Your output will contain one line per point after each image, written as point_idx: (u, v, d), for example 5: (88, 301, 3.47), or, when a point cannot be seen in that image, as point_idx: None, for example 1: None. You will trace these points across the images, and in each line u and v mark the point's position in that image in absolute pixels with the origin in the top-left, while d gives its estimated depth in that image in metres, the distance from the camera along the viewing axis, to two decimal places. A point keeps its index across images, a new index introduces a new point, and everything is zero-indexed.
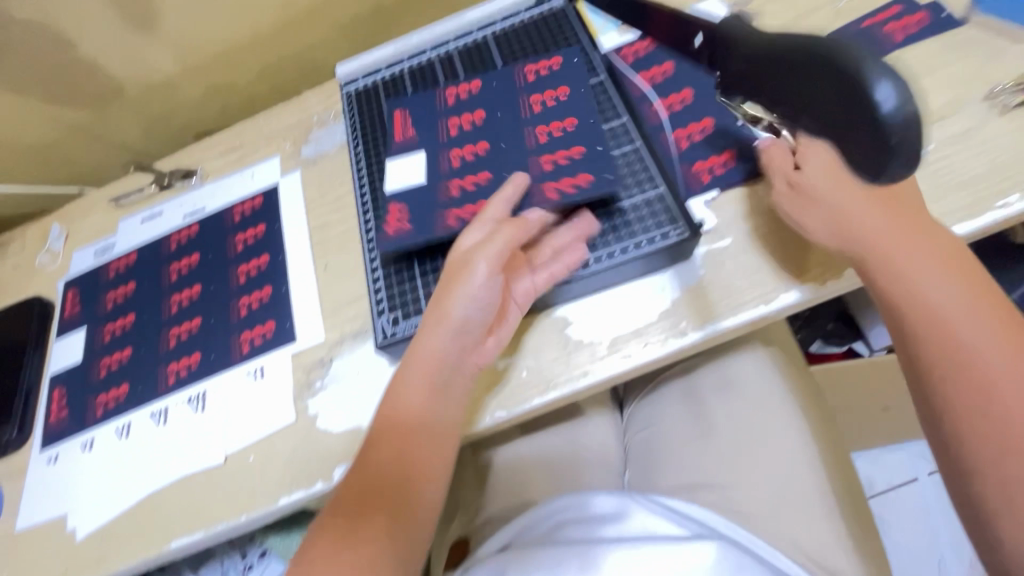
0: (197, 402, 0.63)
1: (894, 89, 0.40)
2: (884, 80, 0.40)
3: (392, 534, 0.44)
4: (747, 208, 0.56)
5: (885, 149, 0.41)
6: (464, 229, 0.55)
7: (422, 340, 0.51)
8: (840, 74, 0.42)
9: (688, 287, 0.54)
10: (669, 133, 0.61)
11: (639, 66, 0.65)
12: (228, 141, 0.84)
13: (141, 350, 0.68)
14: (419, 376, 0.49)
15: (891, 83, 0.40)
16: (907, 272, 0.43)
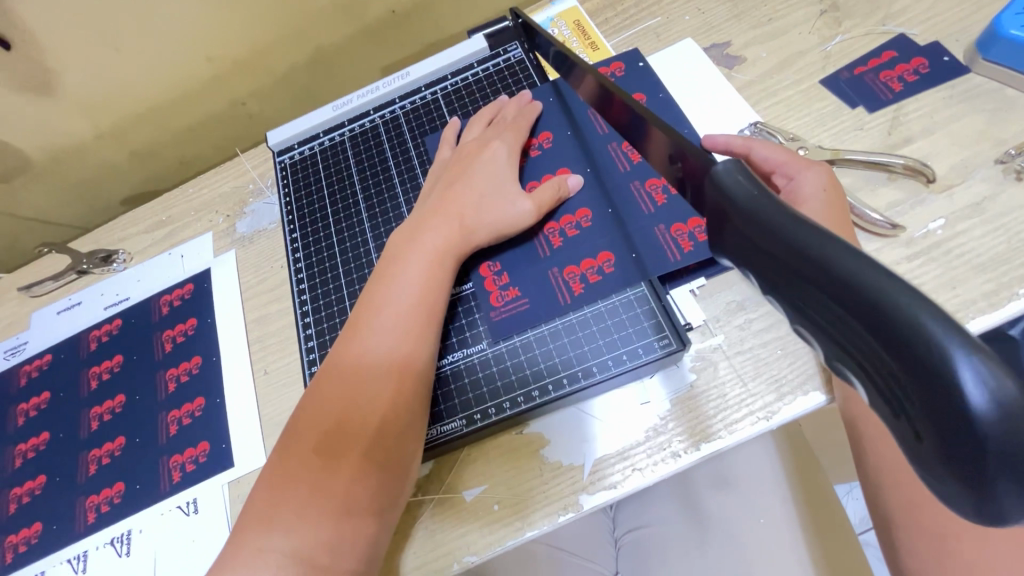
0: (121, 544, 0.54)
1: (985, 363, 0.16)
2: (963, 356, 0.16)
3: (315, 550, 0.39)
4: (739, 298, 0.49)
5: (983, 493, 0.17)
6: (483, 307, 0.52)
7: (363, 333, 0.46)
8: (882, 329, 0.18)
9: (678, 397, 0.47)
10: (641, 184, 0.52)
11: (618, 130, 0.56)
12: (154, 214, 0.74)
13: (57, 479, 0.59)
14: (352, 367, 0.45)
15: (966, 345, 0.17)
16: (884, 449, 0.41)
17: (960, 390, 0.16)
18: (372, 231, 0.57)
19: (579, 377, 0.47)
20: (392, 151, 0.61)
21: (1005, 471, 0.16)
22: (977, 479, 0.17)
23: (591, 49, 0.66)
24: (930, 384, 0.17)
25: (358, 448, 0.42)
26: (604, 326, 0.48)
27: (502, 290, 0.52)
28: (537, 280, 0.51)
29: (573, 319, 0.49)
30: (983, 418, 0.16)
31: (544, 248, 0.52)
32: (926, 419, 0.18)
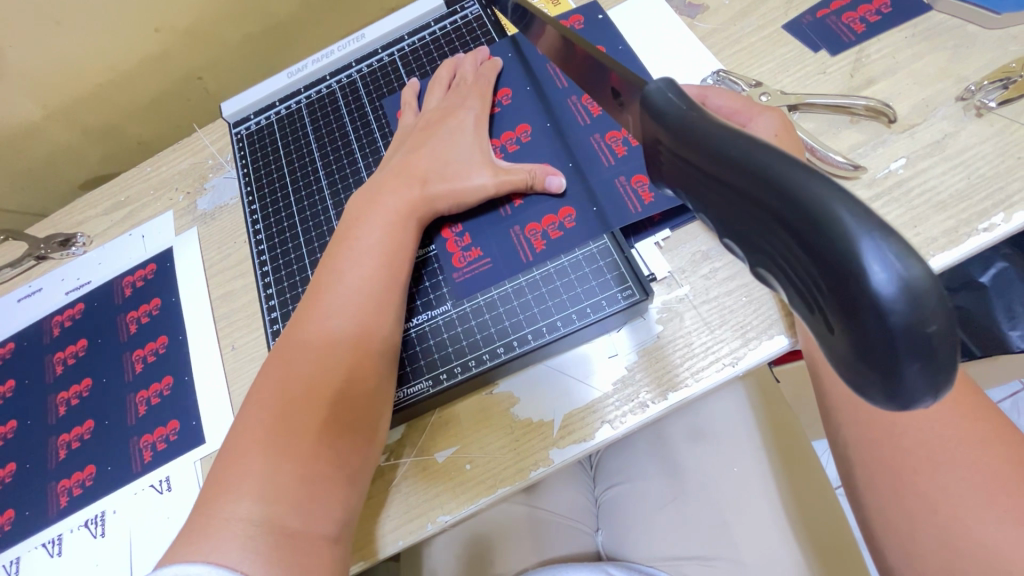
0: (96, 526, 0.54)
1: (895, 249, 0.16)
2: (872, 244, 0.16)
3: (287, 516, 0.38)
4: (704, 248, 0.49)
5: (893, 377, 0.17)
6: (447, 269, 0.51)
7: (323, 301, 0.45)
8: (801, 225, 0.18)
9: (645, 349, 0.47)
10: (602, 135, 0.52)
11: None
12: (112, 195, 0.72)
13: (27, 465, 0.58)
14: (313, 335, 0.44)
15: (876, 232, 0.16)
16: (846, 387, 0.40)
17: (868, 280, 0.16)
18: (332, 198, 0.56)
19: (542, 333, 0.47)
20: (350, 116, 0.60)
21: (917, 357, 0.16)
22: (889, 368, 0.17)
23: (552, 4, 0.64)
24: (842, 276, 0.17)
25: (321, 413, 0.41)
26: (566, 282, 0.48)
27: (465, 251, 0.51)
28: (499, 239, 0.50)
29: (535, 276, 0.49)
30: (890, 303, 0.16)
31: (509, 207, 0.51)
32: (841, 313, 0.17)
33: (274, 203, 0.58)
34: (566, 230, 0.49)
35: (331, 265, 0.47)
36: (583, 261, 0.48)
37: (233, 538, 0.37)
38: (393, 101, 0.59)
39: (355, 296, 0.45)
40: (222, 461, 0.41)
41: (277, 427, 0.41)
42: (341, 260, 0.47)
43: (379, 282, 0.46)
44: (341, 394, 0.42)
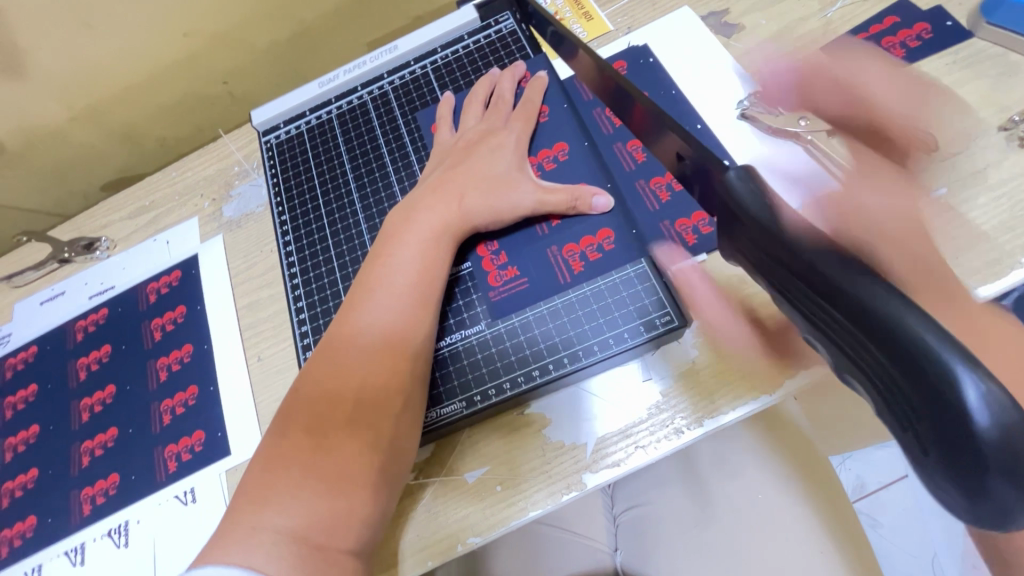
0: (119, 535, 0.54)
1: (982, 374, 0.19)
2: (966, 372, 0.19)
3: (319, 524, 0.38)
4: (740, 272, 0.49)
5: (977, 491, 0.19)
6: (481, 287, 0.51)
7: (357, 312, 0.45)
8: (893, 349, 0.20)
9: (680, 374, 0.47)
10: (645, 181, 0.53)
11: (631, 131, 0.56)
12: (137, 199, 0.72)
13: (50, 472, 0.58)
14: (347, 348, 0.44)
15: (965, 363, 0.19)
16: None
17: (966, 403, 0.19)
18: (364, 212, 0.56)
19: (579, 355, 0.47)
20: (383, 128, 0.59)
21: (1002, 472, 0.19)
22: (976, 484, 0.19)
23: (586, 20, 0.63)
24: (935, 400, 0.19)
25: (353, 436, 0.41)
26: (603, 306, 0.47)
27: (499, 269, 0.51)
28: (535, 259, 0.50)
29: (573, 300, 0.48)
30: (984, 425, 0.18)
31: (547, 226, 0.51)
32: (934, 437, 0.19)
33: (304, 215, 0.58)
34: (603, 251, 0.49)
35: (366, 276, 0.47)
36: (620, 283, 0.48)
37: (266, 550, 0.37)
38: (428, 115, 0.59)
39: (388, 310, 0.45)
40: (256, 466, 0.41)
41: (314, 442, 0.41)
42: (375, 271, 0.47)
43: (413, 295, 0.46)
44: (372, 414, 0.42)
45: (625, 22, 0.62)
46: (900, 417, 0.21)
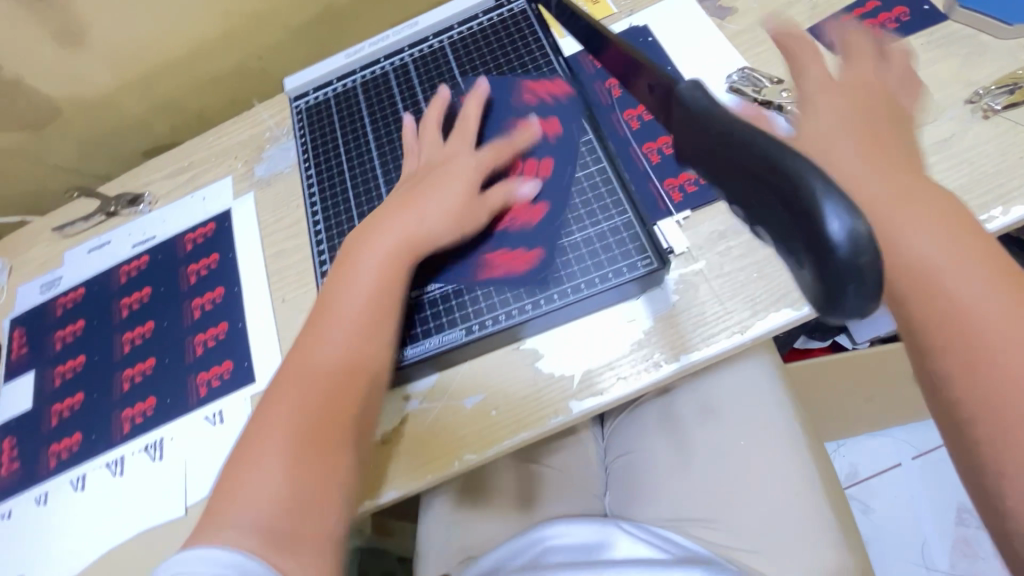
0: (155, 450, 0.60)
1: (845, 210, 0.25)
2: (831, 211, 0.25)
3: (301, 512, 0.41)
4: (720, 228, 0.53)
5: (837, 298, 0.26)
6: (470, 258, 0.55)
7: (328, 310, 0.49)
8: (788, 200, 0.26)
9: (661, 316, 0.52)
10: (638, 146, 0.58)
11: (626, 101, 0.60)
12: (177, 161, 0.79)
13: (94, 395, 0.65)
14: (316, 349, 0.47)
15: (837, 202, 0.25)
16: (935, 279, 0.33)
17: (829, 232, 0.25)
18: (382, 168, 0.62)
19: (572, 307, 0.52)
20: (402, 96, 0.65)
21: (852, 284, 0.25)
22: (839, 297, 0.26)
23: (592, 3, 0.68)
24: (811, 232, 0.25)
25: (320, 429, 0.44)
26: (594, 264, 0.52)
27: (489, 240, 0.55)
28: (527, 229, 0.55)
29: (567, 261, 0.53)
30: (839, 244, 0.24)
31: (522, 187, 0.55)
32: (810, 259, 0.26)
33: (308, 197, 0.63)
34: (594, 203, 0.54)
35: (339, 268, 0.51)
36: (607, 230, 0.53)
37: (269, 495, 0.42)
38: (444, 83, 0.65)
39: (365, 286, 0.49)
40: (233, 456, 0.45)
41: (286, 439, 0.44)
42: (347, 267, 0.50)
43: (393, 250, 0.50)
44: (337, 395, 0.46)
45: (628, 5, 0.67)
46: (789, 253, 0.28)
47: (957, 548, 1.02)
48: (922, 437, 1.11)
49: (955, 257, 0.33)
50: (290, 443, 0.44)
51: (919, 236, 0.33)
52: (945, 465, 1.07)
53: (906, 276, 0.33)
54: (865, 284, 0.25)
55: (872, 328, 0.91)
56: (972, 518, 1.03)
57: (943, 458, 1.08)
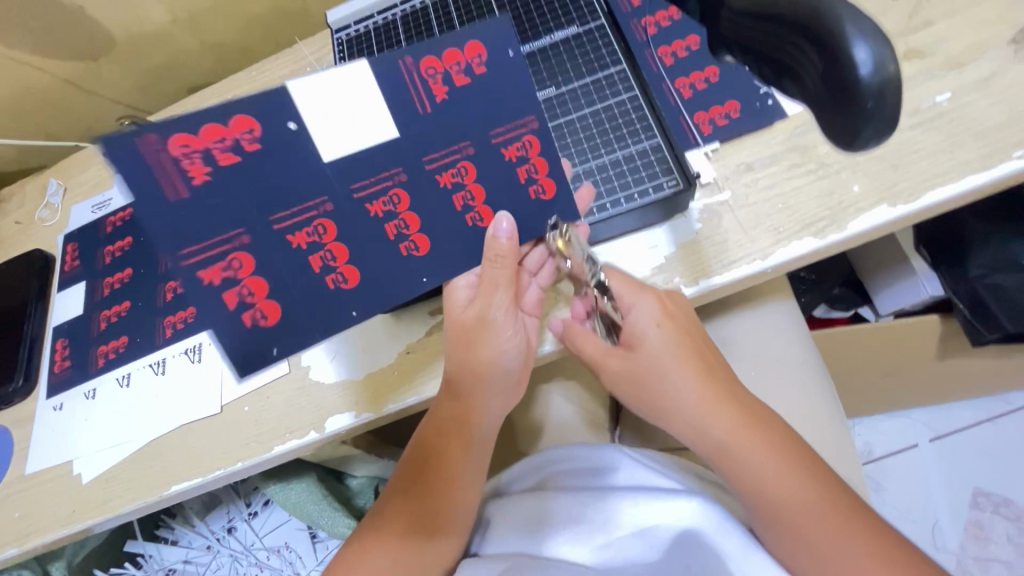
0: (194, 353, 0.64)
1: (870, 44, 0.29)
2: (858, 40, 0.29)
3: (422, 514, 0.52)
4: (749, 160, 0.54)
5: (856, 139, 0.31)
6: (345, 201, 0.43)
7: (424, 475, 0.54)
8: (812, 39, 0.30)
9: (683, 243, 0.53)
10: (671, 82, 0.58)
11: (661, 38, 0.60)
12: (222, 93, 0.82)
13: (140, 303, 0.69)
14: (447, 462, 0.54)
15: (867, 35, 0.29)
16: (733, 447, 0.47)
17: (857, 66, 0.29)
18: None
19: (534, 223, 0.48)
20: (441, 28, 0.67)
21: (875, 124, 0.30)
22: (858, 138, 0.31)
23: None
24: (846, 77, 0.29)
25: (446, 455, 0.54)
26: (537, 162, 0.46)
27: (379, 162, 0.43)
28: (436, 139, 0.44)
29: (508, 168, 0.46)
30: (864, 76, 0.29)
31: (503, 131, 0.45)
32: (840, 111, 0.30)
33: (153, 173, 0.38)
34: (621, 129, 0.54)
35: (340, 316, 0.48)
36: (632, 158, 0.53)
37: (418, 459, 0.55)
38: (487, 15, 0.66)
39: (513, 335, 0.52)
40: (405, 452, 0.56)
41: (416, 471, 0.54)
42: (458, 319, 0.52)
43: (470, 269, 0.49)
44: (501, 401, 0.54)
45: None
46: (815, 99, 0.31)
47: (969, 530, 1.01)
48: (941, 420, 1.09)
49: (680, 368, 0.49)
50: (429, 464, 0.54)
51: (670, 372, 0.49)
52: (964, 447, 1.06)
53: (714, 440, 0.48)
54: (878, 116, 0.30)
55: (901, 300, 0.85)
56: (986, 502, 1.02)
57: (963, 440, 1.06)
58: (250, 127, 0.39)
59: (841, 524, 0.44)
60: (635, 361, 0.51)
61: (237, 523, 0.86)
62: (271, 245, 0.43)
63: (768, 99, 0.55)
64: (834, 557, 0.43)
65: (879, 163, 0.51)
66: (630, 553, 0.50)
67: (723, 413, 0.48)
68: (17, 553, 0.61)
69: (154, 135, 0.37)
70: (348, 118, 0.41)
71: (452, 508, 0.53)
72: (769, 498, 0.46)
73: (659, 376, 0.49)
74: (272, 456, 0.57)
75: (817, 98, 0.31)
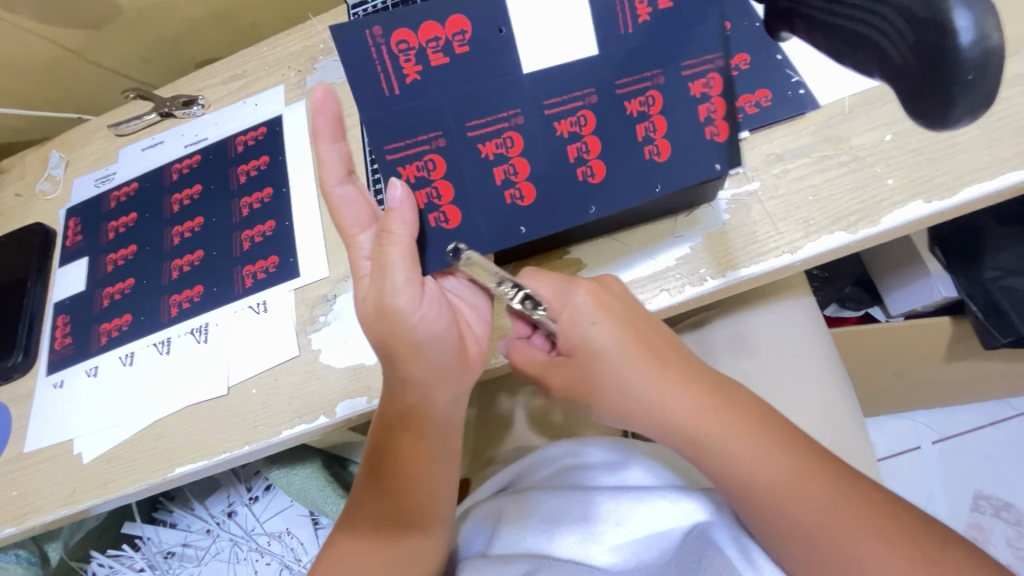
0: (200, 334, 0.63)
1: (976, 20, 0.30)
2: (961, 18, 0.30)
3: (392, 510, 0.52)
4: (779, 150, 0.53)
5: (943, 118, 0.32)
6: (537, 117, 0.46)
7: (407, 477, 0.51)
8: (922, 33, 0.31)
9: (709, 233, 0.51)
10: None
11: None
12: (231, 67, 0.79)
13: (144, 281, 0.67)
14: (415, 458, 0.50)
15: (973, 9, 0.30)
16: (697, 436, 0.46)
17: (956, 42, 0.30)
18: None
19: (703, 164, 0.47)
20: None
21: (965, 99, 0.31)
22: (947, 116, 0.32)
23: None
24: (944, 55, 0.30)
25: (408, 451, 0.50)
26: (717, 102, 0.46)
27: (577, 82, 0.46)
28: (631, 62, 0.45)
29: (690, 103, 0.46)
30: (964, 49, 0.30)
31: (691, 63, 0.46)
32: (937, 92, 0.31)
33: (377, 66, 0.44)
34: (646, 113, 0.46)
35: (388, 304, 0.44)
36: (706, 142, 0.46)
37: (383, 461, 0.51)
38: None
39: (439, 318, 0.46)
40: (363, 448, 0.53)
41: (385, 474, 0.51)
42: (396, 297, 0.44)
43: (468, 253, 0.46)
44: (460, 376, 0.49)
45: None
46: (907, 83, 0.33)
47: (970, 533, 1.00)
48: (945, 422, 1.08)
49: (628, 360, 0.46)
50: (389, 465, 0.51)
51: (611, 367, 0.47)
52: (968, 450, 1.06)
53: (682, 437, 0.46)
54: (978, 87, 0.30)
55: (913, 300, 0.84)
56: (987, 505, 1.02)
57: (967, 443, 1.06)
58: (461, 29, 0.44)
59: (842, 508, 0.42)
60: (579, 367, 0.48)
61: (237, 508, 0.84)
62: (462, 148, 0.46)
63: (800, 89, 0.54)
64: (827, 543, 0.41)
65: (915, 157, 0.49)
66: (637, 547, 0.50)
67: (685, 404, 0.46)
68: (15, 532, 0.59)
69: (378, 30, 0.44)
70: (554, 33, 0.44)
71: (427, 502, 0.52)
72: (746, 485, 0.44)
73: (613, 378, 0.47)
74: (280, 440, 0.56)
75: (905, 71, 0.32)
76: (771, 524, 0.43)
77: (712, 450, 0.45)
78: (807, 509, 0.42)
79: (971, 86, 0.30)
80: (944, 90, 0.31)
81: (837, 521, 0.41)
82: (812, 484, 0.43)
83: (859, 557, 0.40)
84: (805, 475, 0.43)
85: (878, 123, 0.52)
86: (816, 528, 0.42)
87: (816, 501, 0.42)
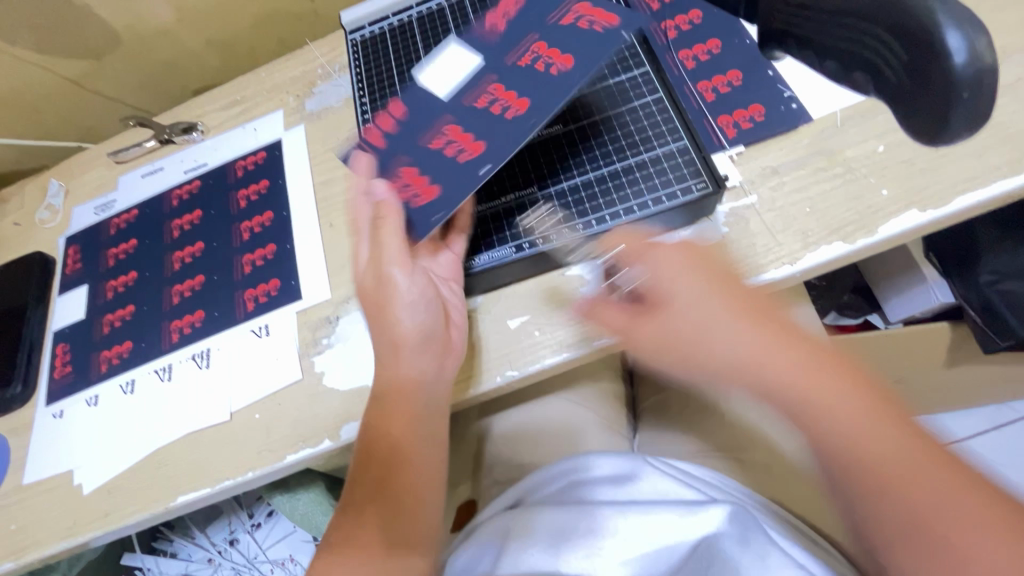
0: (202, 359, 0.62)
1: (964, 40, 0.34)
2: (952, 39, 0.34)
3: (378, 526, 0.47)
4: (774, 164, 0.53)
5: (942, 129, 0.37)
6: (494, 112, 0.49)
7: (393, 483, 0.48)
8: (921, 52, 0.35)
9: (709, 246, 0.52)
10: (693, 85, 0.57)
11: (681, 42, 0.60)
12: (230, 93, 0.80)
13: (144, 308, 0.67)
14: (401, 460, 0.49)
15: (960, 30, 0.34)
16: (799, 384, 0.44)
17: (949, 59, 0.34)
18: None
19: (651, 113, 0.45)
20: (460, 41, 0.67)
21: (961, 110, 0.35)
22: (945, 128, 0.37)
23: None
24: (942, 74, 0.34)
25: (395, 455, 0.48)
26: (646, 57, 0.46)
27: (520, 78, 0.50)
28: (565, 50, 0.49)
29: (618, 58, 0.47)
30: (958, 67, 0.34)
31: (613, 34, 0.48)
32: (934, 105, 0.36)
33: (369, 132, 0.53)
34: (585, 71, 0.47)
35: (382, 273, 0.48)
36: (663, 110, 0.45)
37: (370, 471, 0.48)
38: None
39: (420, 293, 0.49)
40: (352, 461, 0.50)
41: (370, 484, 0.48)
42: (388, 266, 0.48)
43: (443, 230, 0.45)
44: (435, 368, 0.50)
45: None
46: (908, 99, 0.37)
47: None
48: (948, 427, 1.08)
49: (733, 317, 0.45)
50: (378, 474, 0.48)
51: (687, 310, 0.46)
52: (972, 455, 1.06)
53: (783, 390, 0.44)
54: (971, 102, 0.35)
55: (911, 307, 0.85)
56: None
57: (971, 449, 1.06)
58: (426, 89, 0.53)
59: (956, 486, 0.40)
60: (668, 321, 0.47)
61: (239, 535, 0.83)
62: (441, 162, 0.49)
63: (792, 103, 0.55)
64: (938, 526, 0.39)
65: (907, 167, 0.50)
66: (646, 562, 0.49)
67: (746, 340, 0.45)
68: (14, 567, 0.58)
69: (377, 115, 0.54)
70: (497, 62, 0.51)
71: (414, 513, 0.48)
72: (864, 452, 0.42)
73: (684, 322, 0.46)
74: (284, 466, 0.55)
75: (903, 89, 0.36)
76: (888, 504, 0.41)
77: (853, 419, 0.43)
78: (904, 468, 0.41)
79: (964, 101, 0.35)
80: (940, 105, 0.35)
81: (947, 489, 0.40)
82: (929, 460, 0.41)
83: (968, 538, 0.39)
84: (902, 435, 0.42)
85: (870, 134, 0.53)
86: (928, 501, 0.40)
87: (936, 478, 0.41)
